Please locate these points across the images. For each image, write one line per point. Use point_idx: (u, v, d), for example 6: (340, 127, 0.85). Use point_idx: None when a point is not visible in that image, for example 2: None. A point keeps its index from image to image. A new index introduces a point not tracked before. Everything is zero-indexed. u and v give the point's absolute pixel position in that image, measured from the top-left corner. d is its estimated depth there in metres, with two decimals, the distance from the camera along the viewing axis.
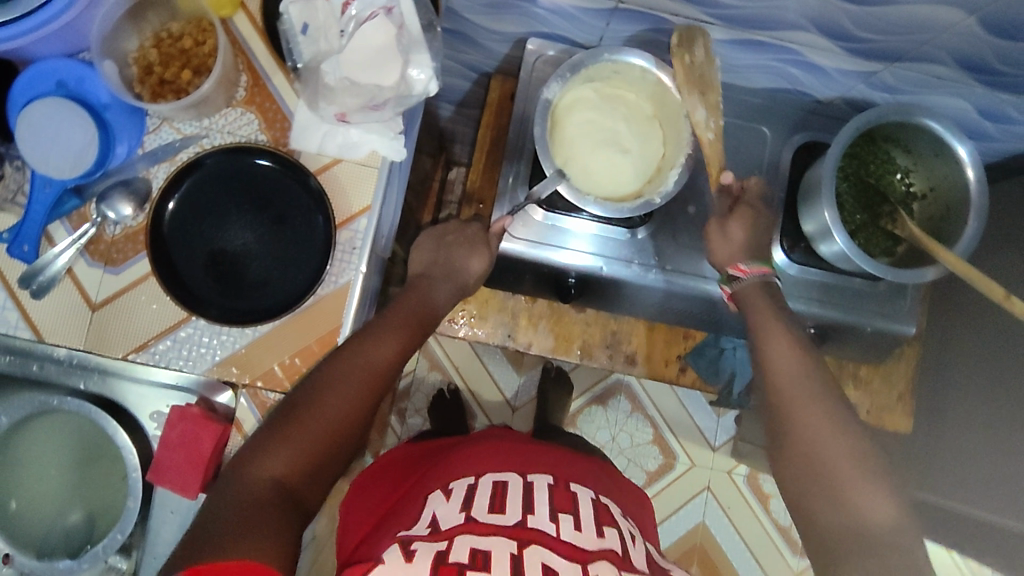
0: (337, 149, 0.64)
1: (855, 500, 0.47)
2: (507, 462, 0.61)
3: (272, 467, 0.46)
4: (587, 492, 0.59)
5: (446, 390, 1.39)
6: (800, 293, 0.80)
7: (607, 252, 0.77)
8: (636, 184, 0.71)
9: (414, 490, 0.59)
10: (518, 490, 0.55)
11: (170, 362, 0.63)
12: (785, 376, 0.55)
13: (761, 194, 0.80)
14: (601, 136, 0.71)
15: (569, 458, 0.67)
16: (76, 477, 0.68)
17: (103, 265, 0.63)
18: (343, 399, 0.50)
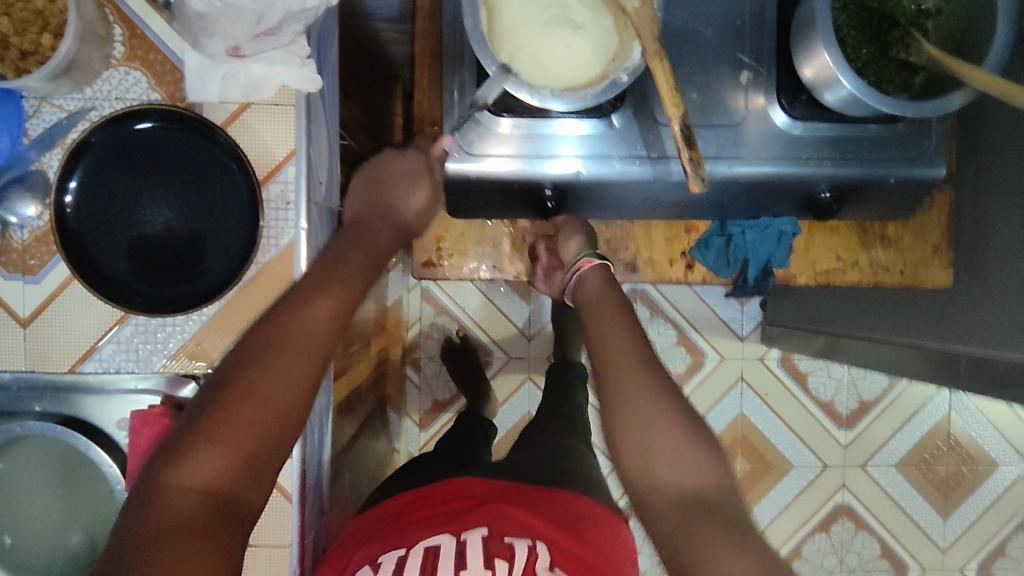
0: (242, 92, 0.55)
1: (668, 470, 0.53)
2: (448, 519, 0.63)
3: (198, 473, 0.45)
4: (527, 539, 0.58)
5: (457, 333, 1.34)
6: (810, 154, 0.70)
7: (594, 152, 0.68)
8: (598, 68, 0.60)
9: (355, 554, 0.61)
10: (450, 552, 0.57)
11: (120, 365, 0.57)
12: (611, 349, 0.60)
13: (747, 48, 0.69)
14: (548, 13, 0.60)
15: (527, 496, 0.67)
16: (65, 500, 0.64)
17: (22, 276, 0.56)
18: (274, 387, 0.48)
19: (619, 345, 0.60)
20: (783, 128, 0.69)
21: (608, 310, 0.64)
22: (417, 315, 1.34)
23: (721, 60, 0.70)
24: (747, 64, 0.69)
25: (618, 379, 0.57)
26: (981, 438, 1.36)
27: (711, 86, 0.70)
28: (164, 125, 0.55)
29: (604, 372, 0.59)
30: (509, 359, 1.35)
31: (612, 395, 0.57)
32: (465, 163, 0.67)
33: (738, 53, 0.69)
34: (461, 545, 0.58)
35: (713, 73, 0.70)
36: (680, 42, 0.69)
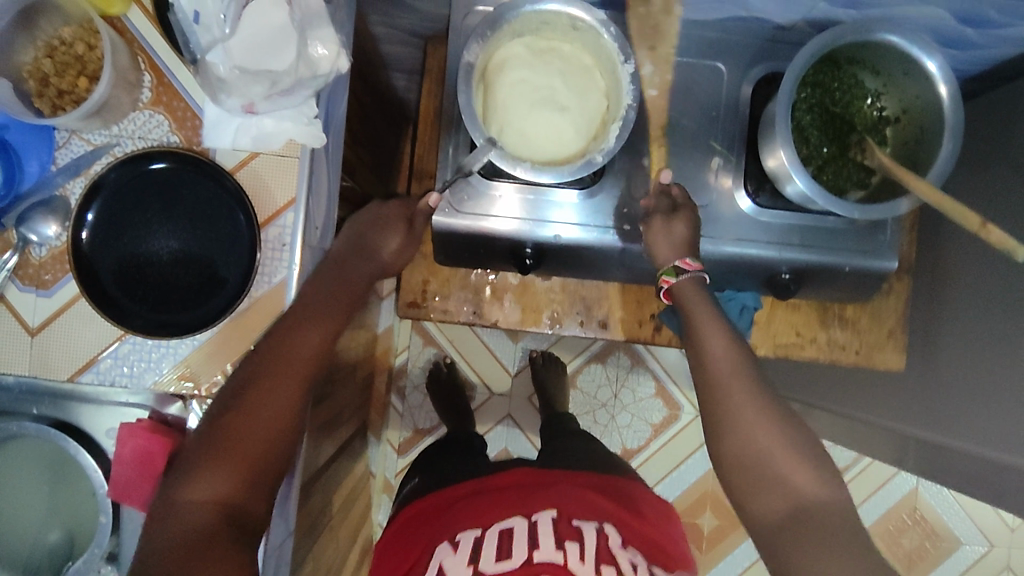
0: (252, 142, 0.61)
1: (791, 481, 0.55)
2: (516, 506, 0.70)
3: (209, 490, 0.50)
4: (591, 523, 0.66)
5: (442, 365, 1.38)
6: (771, 237, 0.75)
7: (589, 220, 0.74)
8: (581, 148, 0.66)
9: (431, 537, 0.69)
10: (523, 531, 0.63)
11: (114, 379, 0.62)
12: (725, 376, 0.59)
13: (720, 135, 0.76)
14: (537, 96, 0.66)
15: (578, 485, 0.74)
16: (49, 498, 0.68)
17: (35, 289, 0.62)
18: (269, 411, 0.54)
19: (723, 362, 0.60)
20: (748, 212, 0.75)
21: (709, 326, 0.62)
22: (406, 343, 1.39)
23: (695, 146, 0.76)
24: (719, 151, 0.76)
25: (732, 402, 0.58)
26: (946, 516, 1.39)
27: (683, 168, 0.76)
28: (179, 168, 0.61)
29: (710, 385, 0.60)
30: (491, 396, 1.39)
31: (724, 406, 0.58)
32: (469, 219, 0.73)
33: (711, 140, 0.76)
34: (532, 526, 0.64)
35: (689, 156, 0.76)
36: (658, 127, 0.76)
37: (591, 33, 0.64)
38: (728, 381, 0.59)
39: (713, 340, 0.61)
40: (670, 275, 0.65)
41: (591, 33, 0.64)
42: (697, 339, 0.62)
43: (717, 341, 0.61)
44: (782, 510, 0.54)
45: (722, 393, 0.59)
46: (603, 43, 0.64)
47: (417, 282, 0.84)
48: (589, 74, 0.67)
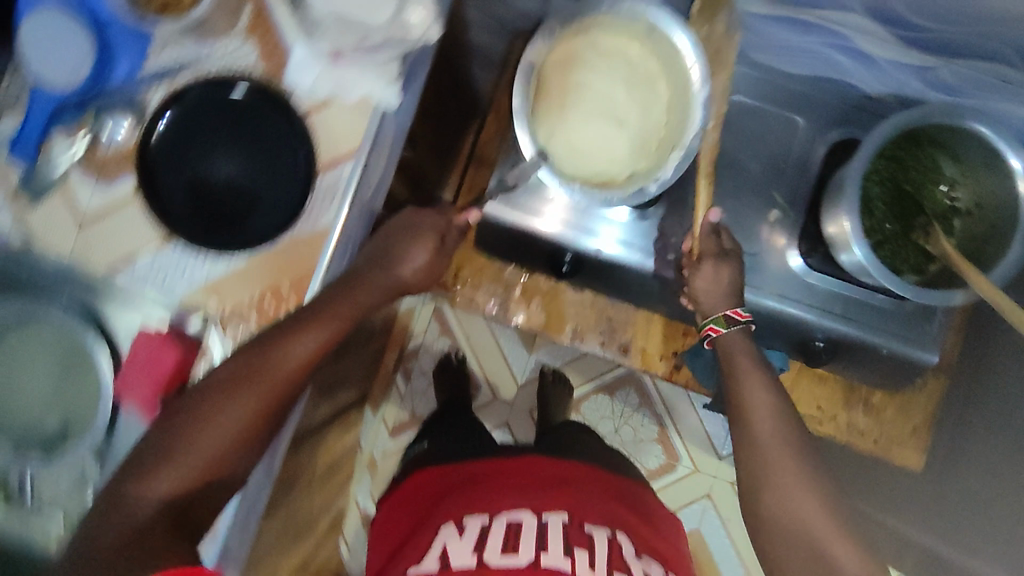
0: (330, 90, 0.63)
1: (831, 552, 0.53)
2: (528, 497, 0.74)
3: (148, 510, 0.53)
4: (603, 531, 0.70)
5: (453, 355, 1.38)
6: (814, 302, 0.74)
7: (632, 240, 0.73)
8: (632, 172, 0.65)
9: (432, 518, 0.75)
10: (528, 530, 0.68)
11: (148, 282, 0.65)
12: (767, 430, 0.60)
13: (782, 189, 0.75)
14: (596, 112, 0.67)
15: (594, 486, 0.78)
16: (54, 385, 0.70)
17: (95, 180, 0.64)
18: (223, 415, 0.57)
19: (764, 409, 0.61)
20: (797, 271, 0.74)
21: (752, 378, 0.62)
22: (424, 328, 1.40)
23: (753, 196, 0.76)
24: (779, 204, 0.75)
25: (779, 458, 0.58)
26: None
27: (738, 214, 0.76)
28: (257, 97, 0.63)
29: (749, 444, 0.60)
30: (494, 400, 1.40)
31: (769, 461, 0.58)
32: (517, 214, 0.73)
33: (772, 191, 0.76)
34: (544, 525, 0.69)
35: (746, 204, 0.76)
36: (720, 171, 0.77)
37: (668, 48, 0.63)
38: (767, 425, 0.60)
39: (757, 392, 0.61)
40: (719, 326, 0.65)
41: (668, 48, 0.63)
42: (737, 388, 0.62)
43: (762, 395, 0.61)
44: (800, 563, 0.55)
45: (760, 436, 0.60)
46: (678, 66, 0.63)
47: (452, 264, 0.84)
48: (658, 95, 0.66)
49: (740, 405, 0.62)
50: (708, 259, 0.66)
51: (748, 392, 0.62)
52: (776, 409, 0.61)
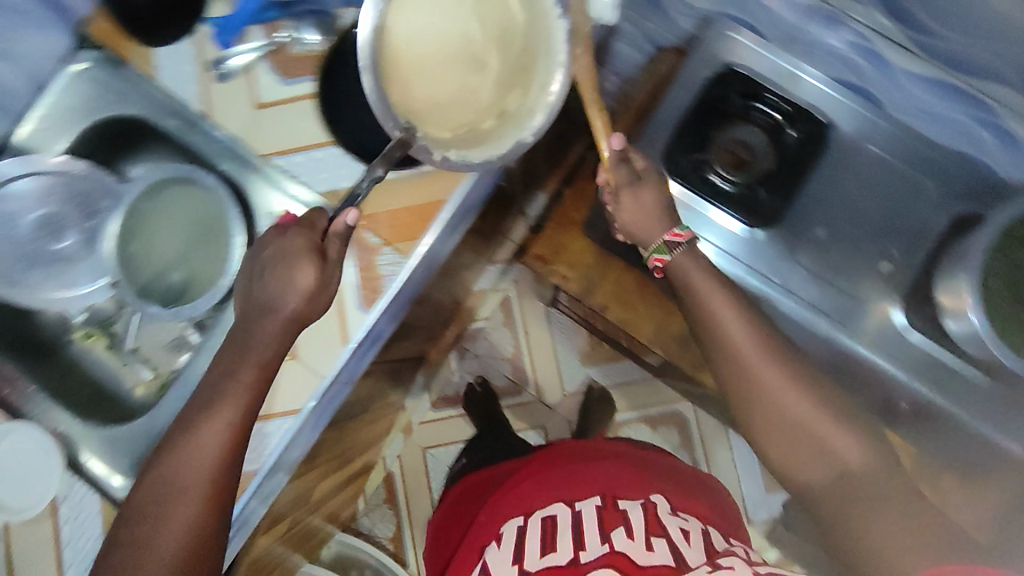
0: None
1: (850, 457, 0.61)
2: (564, 490, 0.75)
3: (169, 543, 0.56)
4: (634, 502, 0.71)
5: (477, 383, 1.43)
6: (905, 359, 0.75)
7: (733, 250, 0.78)
8: (497, 119, 0.60)
9: (479, 529, 0.76)
10: (569, 520, 0.69)
11: (300, 173, 0.72)
12: (836, 441, 0.62)
13: (898, 246, 0.76)
14: (449, 43, 0.59)
15: (617, 469, 0.79)
16: (183, 248, 0.76)
17: (278, 76, 0.72)
18: (208, 448, 0.59)
19: (790, 390, 0.64)
20: (896, 326, 0.75)
21: (767, 367, 0.65)
22: (487, 314, 1.43)
23: (865, 250, 0.77)
24: (893, 258, 0.76)
25: (832, 435, 0.62)
26: None
27: (846, 261, 0.77)
28: None
29: (801, 428, 0.64)
30: (536, 401, 1.43)
31: (826, 439, 0.62)
32: None
33: (887, 246, 0.76)
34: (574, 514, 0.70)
35: (859, 254, 0.77)
36: (840, 219, 0.78)
37: None
38: (768, 366, 0.65)
39: (786, 397, 0.64)
40: (663, 254, 0.69)
41: None
42: (755, 384, 0.65)
43: (732, 318, 0.66)
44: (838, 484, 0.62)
45: (750, 368, 0.65)
46: (546, 25, 0.59)
47: (555, 243, 0.89)
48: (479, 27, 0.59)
49: (757, 395, 0.65)
50: (626, 191, 0.69)
51: (769, 384, 0.65)
52: (811, 398, 0.64)
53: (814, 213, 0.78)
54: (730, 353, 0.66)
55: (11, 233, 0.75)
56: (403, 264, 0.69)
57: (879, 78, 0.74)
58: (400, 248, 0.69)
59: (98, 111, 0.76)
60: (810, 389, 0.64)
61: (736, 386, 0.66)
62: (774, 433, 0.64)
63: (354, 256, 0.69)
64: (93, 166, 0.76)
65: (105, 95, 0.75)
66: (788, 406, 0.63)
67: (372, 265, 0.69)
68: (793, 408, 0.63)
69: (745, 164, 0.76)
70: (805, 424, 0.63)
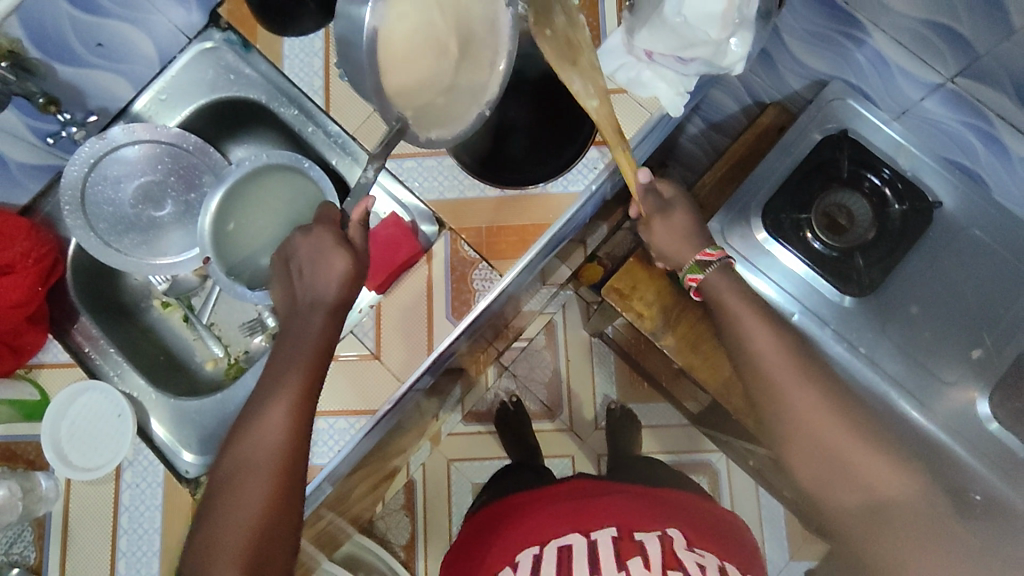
0: (626, 81, 0.68)
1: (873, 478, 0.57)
2: (570, 523, 0.69)
3: (234, 522, 0.53)
4: (653, 533, 0.66)
5: (510, 402, 1.41)
6: (983, 450, 0.74)
7: (817, 310, 0.79)
8: (449, 97, 0.58)
9: (502, 548, 0.71)
10: (582, 552, 0.63)
11: (408, 178, 0.71)
12: (793, 401, 0.61)
13: (989, 333, 0.75)
14: (422, 31, 0.55)
15: (639, 499, 0.74)
16: (279, 233, 0.77)
17: None
18: (271, 428, 0.56)
19: (769, 353, 0.63)
20: (980, 415, 0.74)
21: (746, 326, 0.65)
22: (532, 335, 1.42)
23: (953, 336, 0.76)
24: (984, 345, 0.75)
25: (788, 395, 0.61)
26: None
27: (934, 341, 0.76)
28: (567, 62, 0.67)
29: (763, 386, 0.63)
30: (569, 428, 1.41)
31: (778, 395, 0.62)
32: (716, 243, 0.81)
33: (979, 332, 0.75)
34: (592, 542, 0.65)
35: (948, 336, 0.76)
36: (931, 299, 0.77)
37: None
38: (801, 389, 0.61)
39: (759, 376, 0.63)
40: (696, 274, 0.69)
41: None
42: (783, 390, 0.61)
43: (768, 338, 0.64)
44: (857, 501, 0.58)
45: (787, 388, 0.61)
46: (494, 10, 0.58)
47: (633, 278, 0.88)
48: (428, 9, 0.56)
49: (777, 398, 0.62)
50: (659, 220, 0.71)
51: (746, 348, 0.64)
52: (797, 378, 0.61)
53: (906, 289, 0.78)
54: (765, 379, 0.63)
55: (114, 196, 0.78)
56: (496, 280, 0.68)
57: (993, 163, 0.73)
58: (499, 266, 0.68)
59: (214, 89, 0.78)
60: (840, 409, 0.60)
61: (771, 408, 0.62)
62: (802, 454, 0.60)
63: (450, 266, 0.69)
64: (202, 142, 0.78)
65: (224, 75, 0.77)
66: (827, 434, 0.59)
67: (467, 277, 0.69)
68: (827, 433, 0.59)
69: (841, 228, 0.79)
70: (838, 447, 0.59)
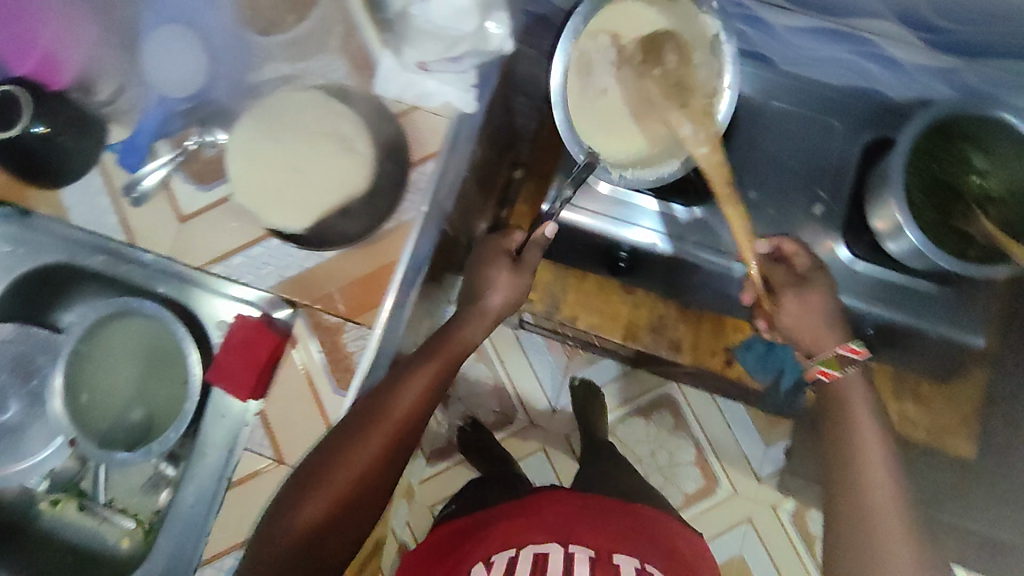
0: (414, 97, 0.68)
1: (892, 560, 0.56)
2: (550, 532, 0.69)
3: (347, 471, 0.59)
4: (631, 562, 0.66)
5: (466, 424, 1.39)
6: (860, 289, 0.79)
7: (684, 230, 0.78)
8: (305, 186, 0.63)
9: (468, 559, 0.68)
10: (559, 562, 0.63)
11: (241, 275, 0.68)
12: (870, 444, 0.63)
13: (826, 185, 0.81)
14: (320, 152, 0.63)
15: (617, 521, 0.74)
16: (139, 381, 0.73)
17: (195, 183, 0.68)
18: (407, 400, 0.62)
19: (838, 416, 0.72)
20: (844, 261, 0.79)
21: (863, 406, 0.66)
22: None
23: (797, 201, 0.81)
24: (823, 199, 0.80)
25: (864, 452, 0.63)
26: None
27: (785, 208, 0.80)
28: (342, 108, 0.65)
29: (839, 441, 0.65)
30: (529, 424, 1.42)
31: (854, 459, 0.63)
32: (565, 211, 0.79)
33: (817, 188, 0.81)
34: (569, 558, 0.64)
35: (790, 201, 0.81)
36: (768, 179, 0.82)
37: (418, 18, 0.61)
38: (839, 433, 0.71)
39: (866, 417, 0.65)
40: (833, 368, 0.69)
41: None
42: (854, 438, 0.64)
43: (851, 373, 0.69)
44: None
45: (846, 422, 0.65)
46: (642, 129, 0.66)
47: None
48: (292, 128, 0.64)
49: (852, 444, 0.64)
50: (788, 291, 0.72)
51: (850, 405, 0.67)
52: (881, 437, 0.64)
53: (742, 176, 0.82)
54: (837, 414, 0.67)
55: None
56: (369, 334, 0.66)
57: (766, 40, 0.75)
58: (364, 321, 0.66)
59: (15, 268, 0.73)
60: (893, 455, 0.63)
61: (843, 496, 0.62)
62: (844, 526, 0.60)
63: (317, 341, 0.67)
64: (24, 325, 0.75)
65: (17, 249, 0.73)
66: (866, 471, 0.61)
67: (340, 344, 0.67)
68: (875, 502, 0.59)
69: None
70: (882, 511, 0.59)
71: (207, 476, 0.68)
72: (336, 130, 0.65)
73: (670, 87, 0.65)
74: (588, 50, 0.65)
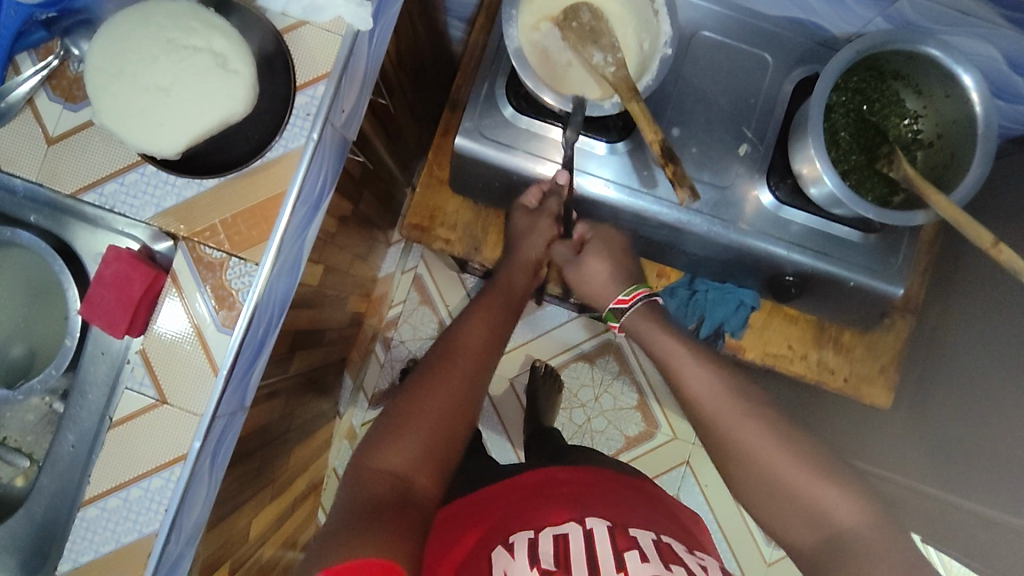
0: (302, 11, 0.62)
1: (833, 518, 0.56)
2: (567, 504, 0.63)
3: (429, 404, 0.61)
4: (649, 534, 0.60)
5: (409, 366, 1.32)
6: (784, 236, 0.76)
7: (624, 179, 0.76)
8: (168, 100, 0.55)
9: (487, 537, 0.61)
10: (578, 537, 0.58)
11: (116, 203, 0.63)
12: (725, 404, 0.63)
13: (753, 124, 0.76)
14: (188, 66, 0.56)
15: (628, 493, 0.69)
16: (24, 313, 0.71)
17: (64, 101, 0.63)
18: (472, 338, 0.68)
19: (712, 392, 0.64)
20: (768, 207, 0.76)
21: (653, 333, 0.71)
22: (403, 297, 1.34)
23: (722, 138, 0.76)
24: (749, 138, 0.76)
25: (733, 426, 0.62)
26: None
27: (710, 146, 0.76)
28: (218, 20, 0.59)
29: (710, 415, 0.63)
30: None
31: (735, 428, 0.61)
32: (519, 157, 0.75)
33: (744, 127, 0.76)
34: (588, 531, 0.58)
35: (718, 140, 0.76)
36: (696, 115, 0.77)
37: None
38: (729, 408, 0.62)
39: (688, 370, 0.66)
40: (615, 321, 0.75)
41: None
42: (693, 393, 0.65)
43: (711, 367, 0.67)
44: (813, 542, 0.57)
45: (726, 426, 0.62)
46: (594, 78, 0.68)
47: (427, 206, 0.86)
48: (153, 40, 0.56)
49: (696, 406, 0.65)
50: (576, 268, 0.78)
51: (657, 345, 0.70)
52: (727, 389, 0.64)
53: (668, 110, 0.76)
54: (717, 431, 0.62)
55: None
56: (256, 270, 0.63)
57: None
58: (248, 256, 0.63)
59: None
60: (791, 444, 0.60)
61: (741, 466, 0.61)
62: (767, 497, 0.60)
63: (199, 278, 0.63)
64: None
65: None
66: (766, 461, 0.59)
67: (223, 282, 0.63)
68: (782, 470, 0.59)
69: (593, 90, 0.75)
70: (788, 488, 0.59)
71: (91, 415, 0.66)
72: (207, 45, 0.57)
73: (581, 33, 0.66)
74: (537, 40, 0.68)
